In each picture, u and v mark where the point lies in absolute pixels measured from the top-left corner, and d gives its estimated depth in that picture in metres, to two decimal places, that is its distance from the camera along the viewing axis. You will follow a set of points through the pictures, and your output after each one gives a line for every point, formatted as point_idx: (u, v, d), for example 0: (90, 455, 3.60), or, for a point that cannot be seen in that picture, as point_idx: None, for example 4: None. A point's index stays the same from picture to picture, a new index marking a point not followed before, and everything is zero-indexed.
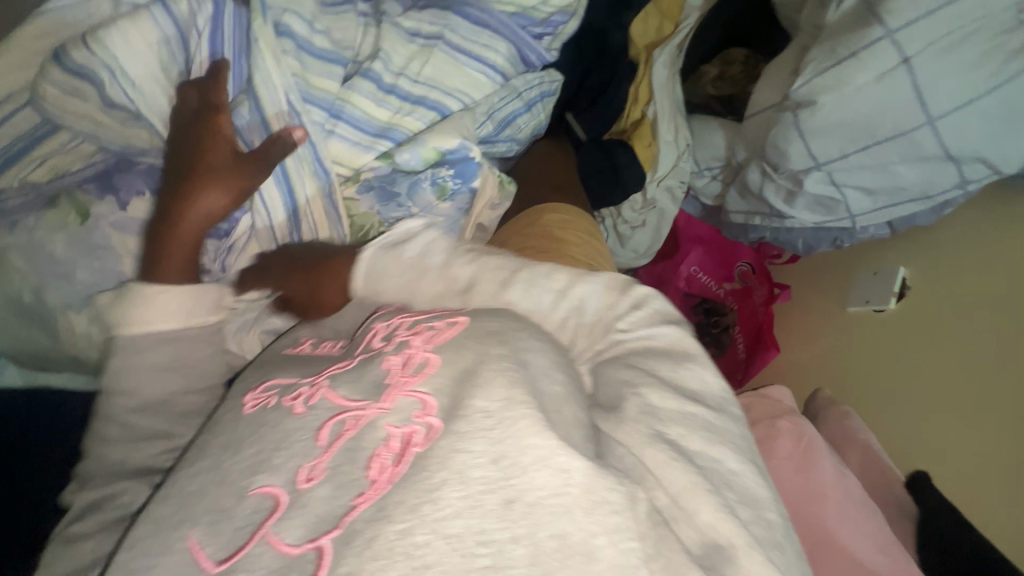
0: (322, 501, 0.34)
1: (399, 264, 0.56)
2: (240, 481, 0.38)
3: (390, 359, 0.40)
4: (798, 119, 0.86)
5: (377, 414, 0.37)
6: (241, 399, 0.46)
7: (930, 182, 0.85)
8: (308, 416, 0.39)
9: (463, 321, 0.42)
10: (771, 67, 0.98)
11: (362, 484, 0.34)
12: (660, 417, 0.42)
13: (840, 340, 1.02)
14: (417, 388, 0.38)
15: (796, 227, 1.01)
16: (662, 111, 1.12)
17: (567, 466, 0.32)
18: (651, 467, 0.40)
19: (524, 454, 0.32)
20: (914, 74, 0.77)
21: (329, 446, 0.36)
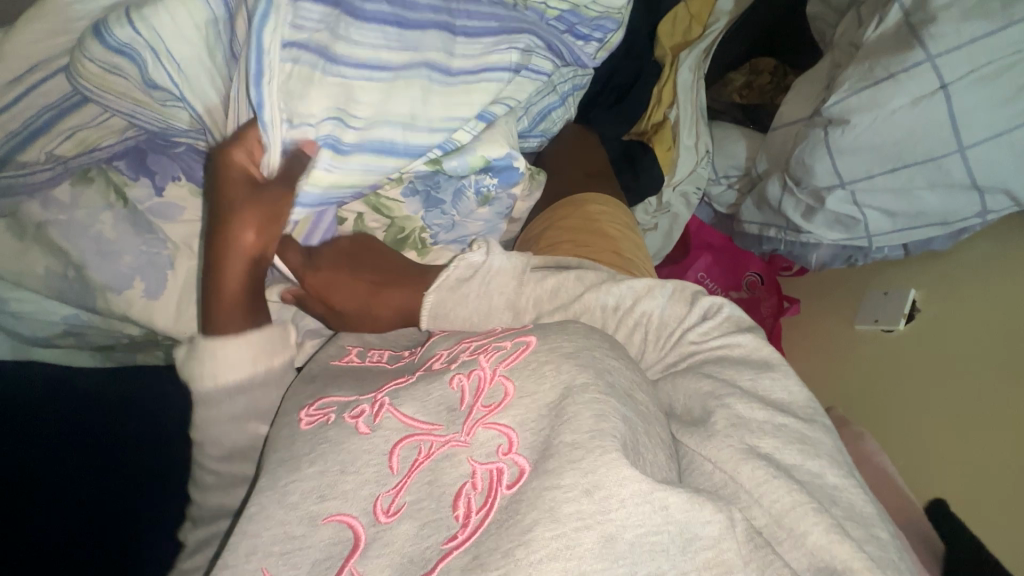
0: (408, 537, 0.41)
1: (473, 294, 0.63)
2: (330, 502, 0.44)
3: (459, 380, 0.47)
4: (829, 136, 0.86)
5: (461, 448, 0.43)
6: (297, 414, 0.53)
7: (952, 209, 0.85)
8: (375, 436, 0.46)
9: (532, 343, 0.48)
10: (801, 80, 0.98)
11: (455, 519, 0.40)
12: (752, 430, 0.47)
13: (847, 357, 1.02)
14: (496, 420, 0.44)
15: (812, 242, 1.01)
16: (684, 116, 1.11)
17: (665, 502, 0.37)
18: (746, 486, 0.43)
19: (623, 487, 0.37)
20: (950, 103, 0.77)
21: (406, 473, 0.43)
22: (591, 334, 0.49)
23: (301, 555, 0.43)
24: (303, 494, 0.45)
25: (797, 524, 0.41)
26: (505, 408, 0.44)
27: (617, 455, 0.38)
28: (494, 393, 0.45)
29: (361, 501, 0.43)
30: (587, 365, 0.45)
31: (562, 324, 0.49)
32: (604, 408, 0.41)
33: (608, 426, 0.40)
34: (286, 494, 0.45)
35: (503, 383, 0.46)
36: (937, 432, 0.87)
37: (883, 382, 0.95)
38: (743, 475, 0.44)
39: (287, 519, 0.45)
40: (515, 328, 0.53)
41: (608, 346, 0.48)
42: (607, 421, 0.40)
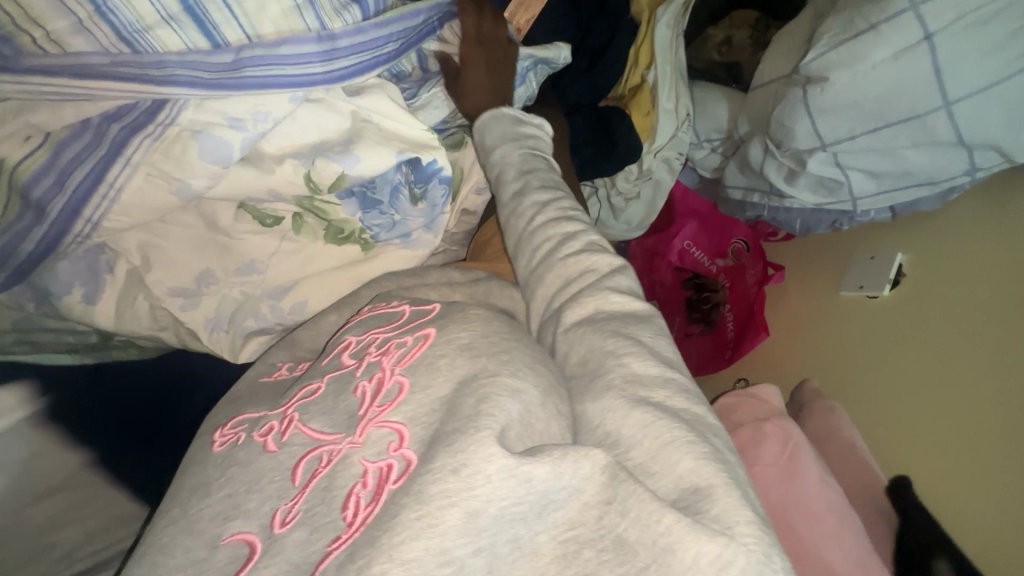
0: (298, 543, 0.44)
1: (502, 130, 0.75)
2: (232, 521, 0.47)
3: (361, 388, 0.51)
4: (806, 94, 0.82)
5: (354, 449, 0.47)
6: (210, 437, 0.57)
7: (939, 169, 0.80)
8: (283, 452, 0.50)
9: (430, 335, 0.52)
10: (783, 34, 0.92)
11: (342, 521, 0.43)
12: (644, 382, 0.50)
13: (831, 327, 1.00)
14: (390, 419, 0.47)
15: (795, 207, 0.97)
16: (663, 76, 1.05)
17: (532, 479, 0.41)
18: (636, 428, 0.47)
19: (486, 464, 0.40)
20: (935, 55, 0.71)
21: (303, 487, 0.47)
22: (489, 322, 0.54)
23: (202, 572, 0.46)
24: (211, 516, 0.48)
25: (670, 461, 0.45)
26: (396, 406, 0.48)
27: (485, 433, 0.42)
28: (388, 393, 0.49)
29: (260, 516, 0.47)
30: (513, 364, 0.48)
31: (458, 316, 0.54)
32: (492, 392, 0.45)
33: (489, 403, 0.44)
34: (196, 520, 0.49)
35: (398, 380, 0.50)
36: (915, 406, 0.86)
37: (863, 351, 0.94)
38: (634, 417, 0.47)
39: (190, 543, 0.48)
40: (420, 317, 0.57)
41: (508, 335, 0.52)
42: (489, 405, 0.44)
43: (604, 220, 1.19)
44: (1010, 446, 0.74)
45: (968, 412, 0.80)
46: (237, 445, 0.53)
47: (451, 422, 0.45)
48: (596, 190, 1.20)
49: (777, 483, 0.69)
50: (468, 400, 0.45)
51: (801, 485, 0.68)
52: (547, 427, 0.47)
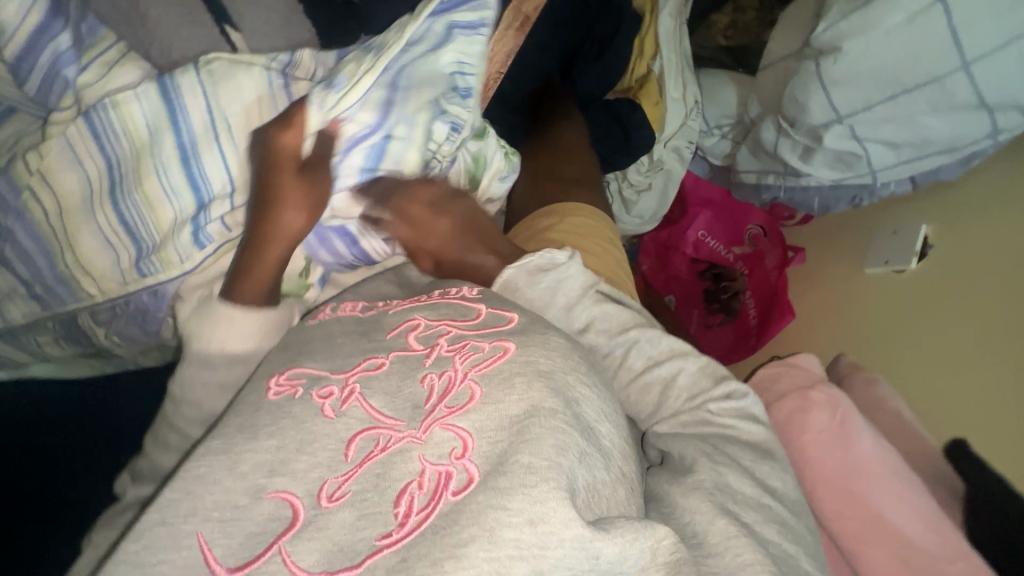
0: (344, 525, 0.40)
1: (535, 291, 0.60)
2: (278, 477, 0.43)
3: (429, 380, 0.47)
4: (820, 67, 0.81)
5: (415, 445, 0.43)
6: (265, 381, 0.52)
7: (959, 133, 0.79)
8: (340, 421, 0.46)
9: (510, 350, 0.48)
10: (789, 13, 0.92)
11: (393, 517, 0.40)
12: (735, 498, 0.53)
13: (858, 304, 0.98)
14: (455, 423, 0.44)
15: (812, 185, 0.95)
16: (669, 66, 1.05)
17: (599, 552, 0.39)
18: (723, 536, 0.49)
19: (566, 530, 0.38)
20: (950, 14, 0.71)
21: (358, 464, 0.43)
22: (570, 356, 0.49)
23: (237, 526, 0.42)
24: (255, 465, 0.44)
25: (722, 547, 0.49)
26: (466, 411, 0.45)
27: (564, 491, 0.39)
28: (459, 396, 0.46)
29: (307, 483, 0.43)
30: (556, 389, 0.46)
31: (541, 336, 0.50)
32: (564, 439, 0.42)
33: (566, 460, 0.41)
34: (239, 458, 0.44)
35: (470, 386, 0.46)
36: (964, 375, 0.81)
37: (889, 324, 0.92)
38: (717, 526, 0.50)
39: (230, 488, 0.43)
40: (498, 324, 0.52)
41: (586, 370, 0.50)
42: (564, 454, 0.41)
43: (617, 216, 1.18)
44: None
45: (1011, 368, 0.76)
46: (294, 399, 0.48)
47: (523, 446, 0.41)
48: (608, 185, 1.17)
49: (828, 451, 0.67)
50: (539, 426, 0.42)
51: (858, 451, 0.66)
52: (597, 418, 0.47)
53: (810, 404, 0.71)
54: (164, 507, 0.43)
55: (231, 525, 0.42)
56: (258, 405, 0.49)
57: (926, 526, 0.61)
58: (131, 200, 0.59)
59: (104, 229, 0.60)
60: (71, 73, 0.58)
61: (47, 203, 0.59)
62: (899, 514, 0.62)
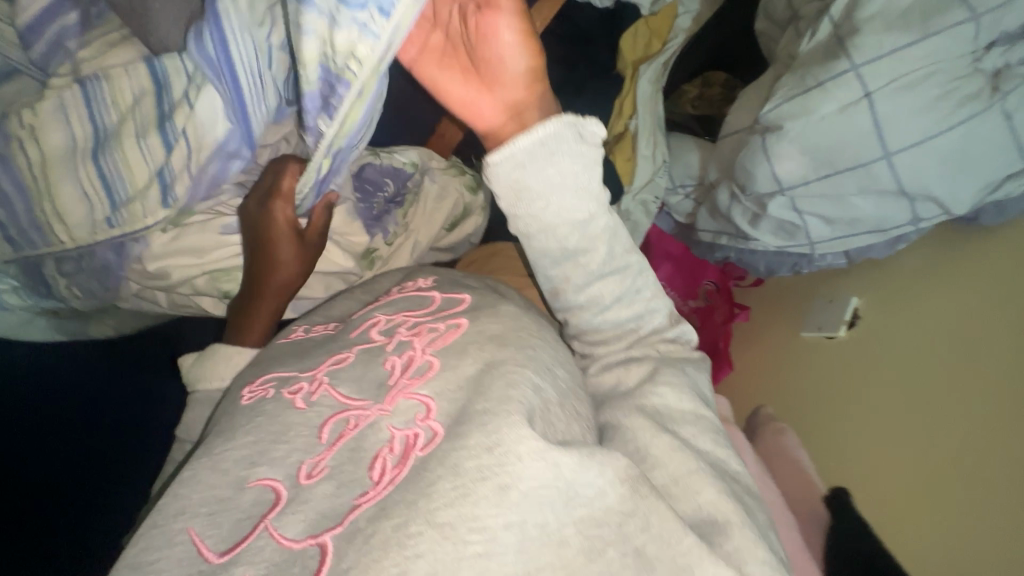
0: (324, 494, 0.49)
1: (573, 154, 0.63)
2: (259, 468, 0.52)
3: (391, 361, 0.56)
4: (765, 142, 0.89)
5: (383, 416, 0.53)
6: (243, 391, 0.62)
7: (884, 216, 0.87)
8: (312, 410, 0.55)
9: (463, 325, 0.59)
10: (747, 91, 1.01)
11: (370, 478, 0.49)
12: (675, 418, 0.60)
13: (795, 366, 1.04)
14: (416, 391, 0.53)
15: (759, 249, 1.03)
16: (643, 126, 1.14)
17: (557, 460, 0.47)
18: (658, 452, 0.55)
19: (520, 444, 0.47)
20: (875, 111, 0.80)
21: (330, 445, 0.52)
22: (518, 317, 0.60)
23: (224, 517, 0.51)
24: (236, 460, 0.53)
25: (691, 490, 0.53)
26: (426, 380, 0.54)
27: (517, 417, 0.48)
28: (419, 368, 0.55)
29: (288, 466, 0.51)
30: (505, 343, 0.56)
31: (491, 308, 0.60)
32: (516, 377, 0.52)
33: (515, 392, 0.50)
34: (221, 460, 0.54)
35: (429, 360, 0.56)
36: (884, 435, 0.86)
37: (821, 385, 0.98)
38: (656, 444, 0.56)
39: (213, 483, 0.53)
40: (452, 307, 0.63)
41: (535, 329, 0.60)
42: (514, 387, 0.51)
43: None
44: (961, 450, 0.77)
45: (936, 441, 0.80)
46: (267, 399, 0.58)
47: (480, 401, 0.50)
48: None
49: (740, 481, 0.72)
50: (497, 386, 0.51)
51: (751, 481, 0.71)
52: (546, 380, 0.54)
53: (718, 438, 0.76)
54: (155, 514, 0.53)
55: (218, 516, 0.51)
56: (235, 410, 0.59)
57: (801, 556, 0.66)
58: (109, 156, 0.68)
59: (81, 182, 0.69)
60: (72, 45, 0.71)
61: (33, 155, 0.68)
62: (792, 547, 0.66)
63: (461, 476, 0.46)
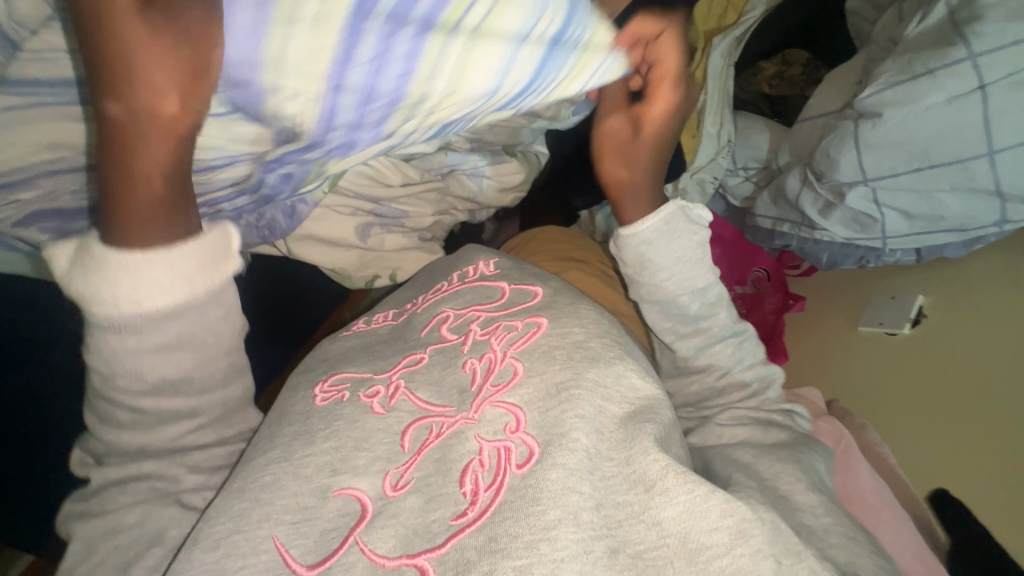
0: (414, 510, 0.41)
1: None
2: (342, 475, 0.44)
3: (471, 364, 0.48)
4: (857, 129, 0.86)
5: (469, 426, 0.44)
6: (310, 387, 0.52)
7: (971, 216, 0.85)
8: (392, 416, 0.47)
9: (543, 325, 0.49)
10: (833, 75, 0.98)
11: (462, 496, 0.41)
12: (774, 475, 0.52)
13: (847, 359, 1.01)
14: (505, 399, 0.45)
15: (824, 240, 1.00)
16: (712, 101, 1.08)
17: (659, 518, 0.39)
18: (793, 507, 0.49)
19: (665, 478, 0.40)
20: (986, 103, 0.77)
21: (416, 453, 0.44)
22: (602, 322, 0.51)
23: (310, 525, 0.42)
24: (318, 466, 0.45)
25: (811, 530, 0.48)
26: (511, 388, 0.45)
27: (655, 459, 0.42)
28: (502, 374, 0.47)
29: (371, 476, 0.44)
30: (592, 357, 0.46)
31: (572, 308, 0.51)
32: (591, 409, 0.43)
33: (622, 442, 0.43)
34: (302, 465, 0.45)
35: (512, 363, 0.47)
36: (944, 437, 0.84)
37: (873, 381, 0.95)
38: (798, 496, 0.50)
39: (297, 488, 0.44)
40: (525, 300, 0.53)
41: (620, 337, 0.50)
42: (604, 439, 0.42)
43: None
44: None
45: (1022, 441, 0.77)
46: (342, 403, 0.49)
47: (568, 409, 0.43)
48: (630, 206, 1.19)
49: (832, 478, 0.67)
50: (589, 403, 0.43)
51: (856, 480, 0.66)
52: (645, 386, 0.47)
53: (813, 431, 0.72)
54: (236, 518, 0.43)
55: (305, 525, 0.42)
56: (309, 411, 0.49)
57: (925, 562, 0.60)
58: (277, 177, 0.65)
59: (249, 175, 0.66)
60: None
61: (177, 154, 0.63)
62: (895, 545, 0.60)
63: (587, 528, 0.38)
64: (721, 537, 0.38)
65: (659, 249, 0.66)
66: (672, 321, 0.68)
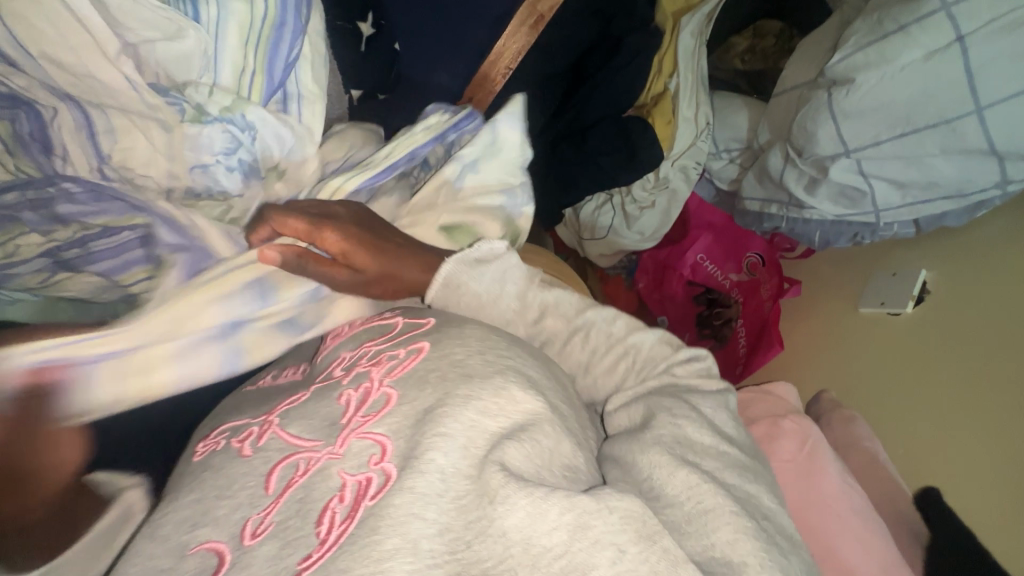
0: (267, 560, 0.39)
1: None
2: (201, 529, 0.42)
3: (347, 396, 0.46)
4: (832, 98, 0.80)
5: (333, 461, 0.42)
6: (196, 445, 0.51)
7: (967, 180, 0.78)
8: (257, 457, 0.45)
9: (424, 349, 0.48)
10: (805, 44, 0.91)
11: (314, 536, 0.39)
12: (696, 449, 0.49)
13: (852, 345, 0.94)
14: (373, 430, 0.43)
15: (814, 219, 0.93)
16: (685, 85, 1.04)
17: (503, 530, 0.37)
18: (681, 489, 0.45)
19: (501, 488, 0.38)
20: (967, 56, 0.70)
21: (278, 496, 0.42)
22: (488, 338, 0.50)
23: None
24: (177, 523, 0.43)
25: (706, 528, 0.43)
26: (382, 418, 0.44)
27: (493, 482, 0.38)
28: (375, 404, 0.45)
29: (231, 525, 0.42)
30: (469, 374, 0.45)
31: (456, 329, 0.50)
32: (448, 432, 0.41)
33: (478, 445, 0.41)
34: (160, 527, 0.44)
35: (386, 392, 0.45)
36: (958, 424, 0.77)
37: (879, 368, 0.89)
38: (679, 479, 0.45)
39: (155, 552, 0.42)
40: (413, 329, 0.52)
41: (505, 352, 0.48)
42: (465, 455, 0.41)
43: (618, 230, 1.16)
44: None
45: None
46: (216, 452, 0.48)
47: (432, 428, 0.41)
48: (612, 199, 1.16)
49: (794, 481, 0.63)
50: (451, 421, 0.41)
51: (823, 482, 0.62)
52: (527, 399, 0.44)
53: (779, 430, 0.67)
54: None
55: None
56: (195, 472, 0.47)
57: (883, 573, 0.55)
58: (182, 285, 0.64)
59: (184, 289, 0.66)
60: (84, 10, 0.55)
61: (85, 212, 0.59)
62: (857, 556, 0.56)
63: (424, 558, 0.36)
64: (561, 536, 0.37)
65: (471, 291, 0.59)
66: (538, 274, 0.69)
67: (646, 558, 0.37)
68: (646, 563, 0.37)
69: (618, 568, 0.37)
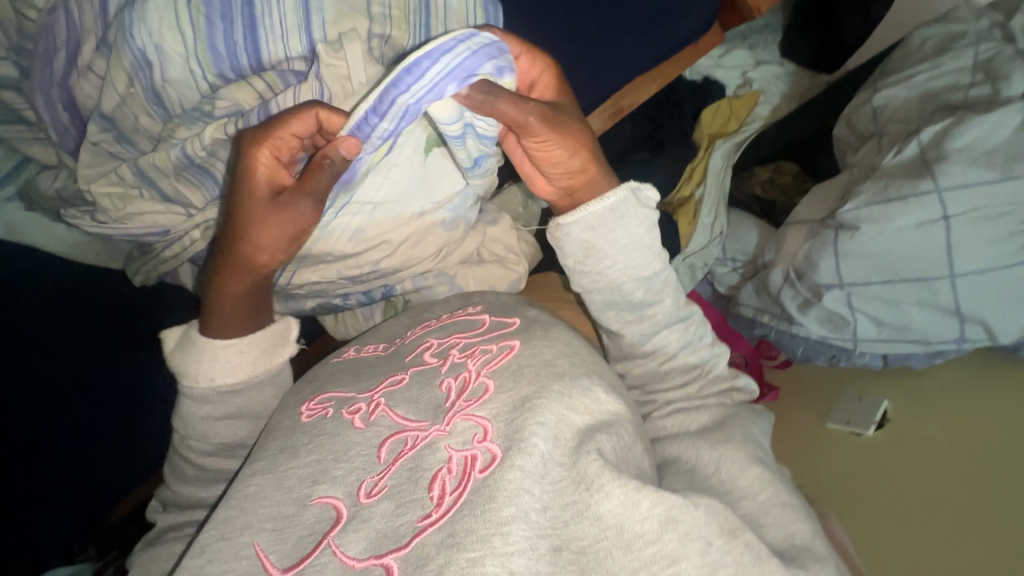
0: (385, 514, 0.42)
1: None
2: (320, 485, 0.45)
3: (446, 383, 0.49)
4: (838, 238, 0.94)
5: (440, 436, 0.45)
6: (297, 407, 0.53)
7: (933, 330, 0.93)
8: (370, 430, 0.47)
9: (515, 347, 0.51)
10: (818, 189, 1.09)
11: (429, 499, 0.42)
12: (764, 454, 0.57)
13: (818, 454, 1.01)
14: (474, 413, 0.46)
15: (800, 335, 1.05)
16: (708, 195, 1.19)
17: (600, 513, 0.41)
18: (752, 483, 0.52)
19: (602, 476, 0.42)
20: (949, 232, 0.87)
21: (390, 464, 0.45)
22: (571, 344, 0.52)
23: (288, 532, 0.43)
24: (300, 477, 0.46)
25: (778, 516, 0.51)
26: (482, 403, 0.47)
27: (597, 474, 0.42)
28: (474, 392, 0.48)
29: (347, 484, 0.44)
30: (562, 374, 0.48)
31: (542, 332, 0.53)
32: (546, 421, 0.44)
33: (569, 436, 0.45)
34: (286, 476, 0.46)
35: (484, 382, 0.48)
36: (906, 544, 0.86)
37: (841, 481, 0.96)
38: (752, 473, 0.53)
39: (280, 499, 0.45)
40: (501, 328, 0.55)
41: (588, 357, 0.52)
42: (559, 445, 0.43)
43: None
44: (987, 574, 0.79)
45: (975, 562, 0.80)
46: (327, 418, 0.50)
47: (529, 418, 0.44)
48: None
49: None
50: (551, 412, 0.44)
51: None
52: (609, 400, 0.48)
53: None
54: (221, 525, 0.45)
55: (284, 533, 0.44)
56: (296, 430, 0.50)
57: None
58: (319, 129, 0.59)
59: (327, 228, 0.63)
60: None
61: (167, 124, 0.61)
62: None
63: (535, 527, 0.40)
64: (653, 524, 0.41)
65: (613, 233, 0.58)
66: (616, 309, 0.61)
67: (731, 550, 0.43)
68: (731, 555, 0.43)
69: (705, 558, 0.42)
